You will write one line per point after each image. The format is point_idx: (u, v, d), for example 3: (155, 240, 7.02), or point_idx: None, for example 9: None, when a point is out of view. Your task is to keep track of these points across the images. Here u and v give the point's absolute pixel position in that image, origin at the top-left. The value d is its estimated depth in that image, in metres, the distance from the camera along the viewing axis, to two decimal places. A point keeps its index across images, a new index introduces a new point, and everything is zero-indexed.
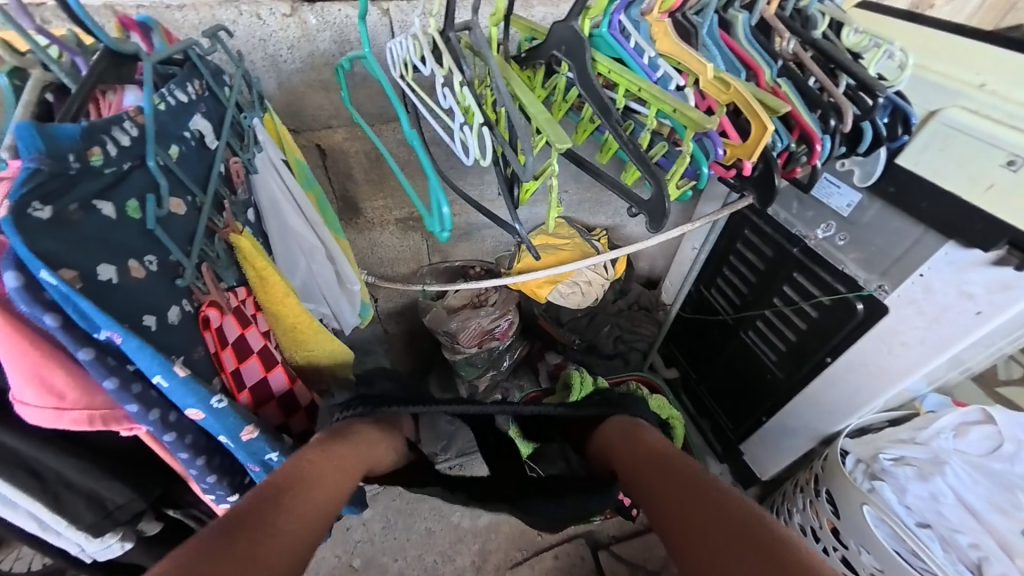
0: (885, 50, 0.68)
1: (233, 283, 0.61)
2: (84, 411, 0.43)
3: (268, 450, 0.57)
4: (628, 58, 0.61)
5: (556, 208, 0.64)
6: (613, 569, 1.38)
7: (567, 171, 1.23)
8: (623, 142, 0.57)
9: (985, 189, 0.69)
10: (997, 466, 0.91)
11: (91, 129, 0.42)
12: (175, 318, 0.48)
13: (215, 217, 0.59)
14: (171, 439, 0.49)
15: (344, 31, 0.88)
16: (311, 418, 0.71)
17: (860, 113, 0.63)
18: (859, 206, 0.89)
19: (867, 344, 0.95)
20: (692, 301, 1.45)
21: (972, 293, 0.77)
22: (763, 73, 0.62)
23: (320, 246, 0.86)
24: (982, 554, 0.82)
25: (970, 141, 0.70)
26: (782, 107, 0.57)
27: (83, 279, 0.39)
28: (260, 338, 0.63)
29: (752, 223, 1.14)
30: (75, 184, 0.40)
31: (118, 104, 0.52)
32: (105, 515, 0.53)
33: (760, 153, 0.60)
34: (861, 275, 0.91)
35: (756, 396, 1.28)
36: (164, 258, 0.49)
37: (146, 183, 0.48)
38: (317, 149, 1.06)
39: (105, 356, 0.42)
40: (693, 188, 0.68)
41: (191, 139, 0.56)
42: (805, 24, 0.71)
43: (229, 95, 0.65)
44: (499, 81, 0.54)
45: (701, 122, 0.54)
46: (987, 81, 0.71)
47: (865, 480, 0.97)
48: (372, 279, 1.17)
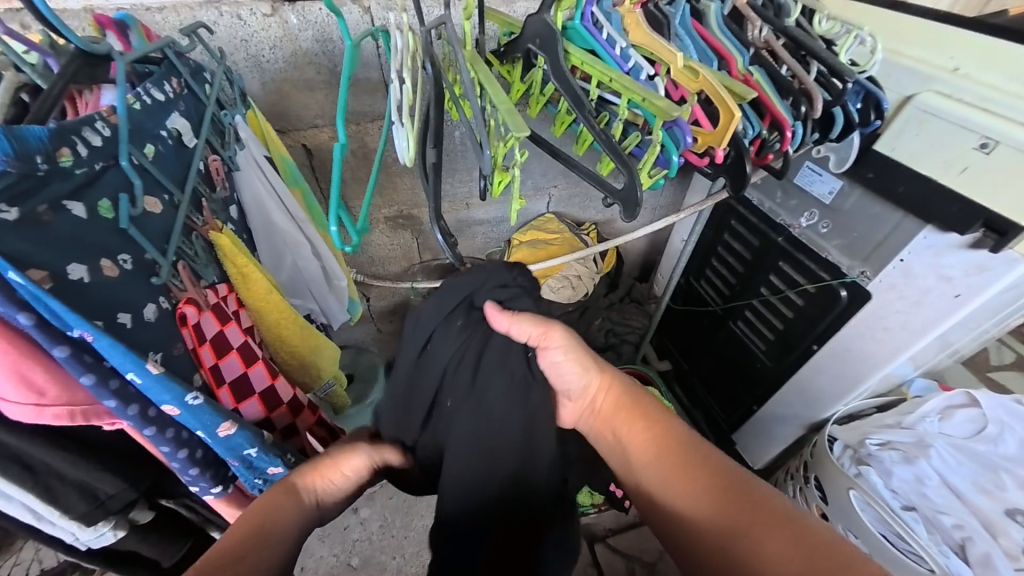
0: (855, 36, 0.69)
1: (213, 280, 0.61)
2: (65, 406, 0.44)
3: (247, 447, 0.58)
4: (601, 49, 0.61)
5: (520, 201, 0.62)
6: (610, 561, 1.39)
7: (554, 166, 1.23)
8: (596, 133, 0.57)
9: (960, 172, 0.70)
10: (981, 447, 0.92)
11: (61, 130, 0.42)
12: (151, 315, 0.49)
13: (194, 215, 0.59)
14: (152, 433, 0.50)
15: (326, 30, 0.89)
16: (294, 412, 0.70)
17: (830, 97, 0.65)
18: (841, 192, 0.90)
19: (852, 330, 0.95)
20: (682, 292, 1.46)
21: (951, 277, 0.78)
22: (735, 62, 0.63)
23: (306, 243, 0.86)
24: (966, 535, 0.82)
25: (944, 125, 0.71)
26: (749, 93, 0.58)
27: (53, 279, 0.40)
28: (241, 334, 0.62)
29: (738, 213, 1.14)
30: (45, 184, 0.40)
31: (95, 103, 0.53)
32: (96, 505, 0.54)
33: (731, 139, 0.61)
34: (844, 261, 0.92)
35: (747, 385, 1.28)
36: (139, 256, 0.49)
37: (120, 182, 0.48)
38: (303, 148, 1.06)
39: (81, 353, 0.43)
40: (665, 177, 0.68)
41: (168, 137, 0.56)
42: (777, 13, 0.71)
43: (209, 93, 0.66)
44: (465, 76, 0.54)
45: (669, 111, 0.55)
46: (960, 65, 0.72)
47: (851, 466, 0.97)
48: (361, 278, 1.16)
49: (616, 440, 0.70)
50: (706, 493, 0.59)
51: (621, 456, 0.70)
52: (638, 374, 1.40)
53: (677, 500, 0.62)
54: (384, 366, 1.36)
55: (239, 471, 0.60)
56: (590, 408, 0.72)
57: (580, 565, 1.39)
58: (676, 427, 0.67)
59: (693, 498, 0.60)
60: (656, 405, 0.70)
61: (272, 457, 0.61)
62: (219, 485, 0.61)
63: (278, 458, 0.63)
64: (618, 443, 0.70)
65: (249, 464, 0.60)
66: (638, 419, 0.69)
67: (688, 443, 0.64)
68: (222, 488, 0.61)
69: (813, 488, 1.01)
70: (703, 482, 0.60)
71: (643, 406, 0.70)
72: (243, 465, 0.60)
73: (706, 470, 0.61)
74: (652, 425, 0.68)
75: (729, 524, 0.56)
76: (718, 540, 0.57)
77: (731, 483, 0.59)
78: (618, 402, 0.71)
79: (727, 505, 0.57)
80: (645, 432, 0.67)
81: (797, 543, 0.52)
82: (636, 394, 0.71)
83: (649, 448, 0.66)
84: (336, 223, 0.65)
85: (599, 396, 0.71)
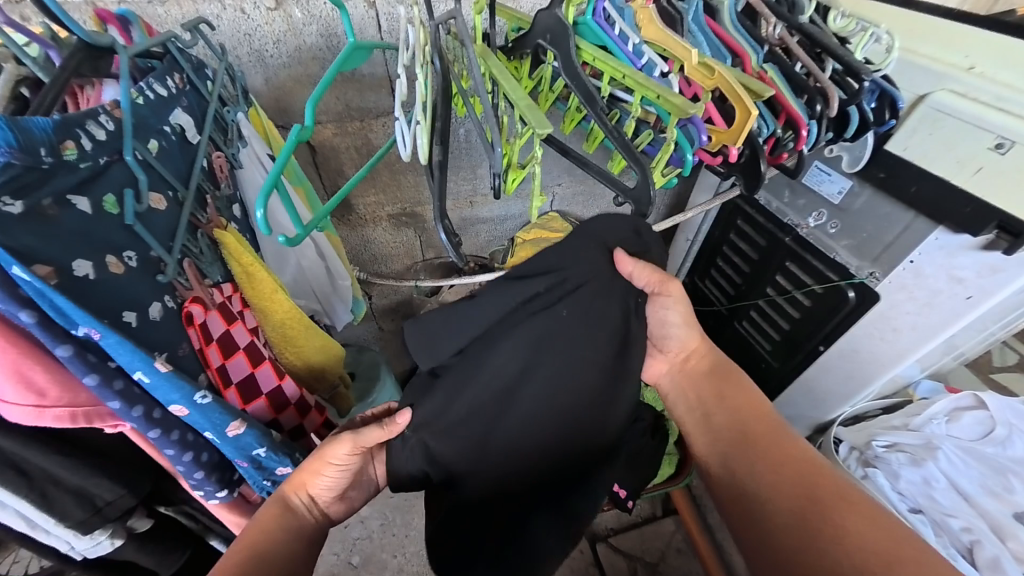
0: (872, 33, 0.68)
1: (217, 279, 0.60)
2: (66, 408, 0.43)
3: (257, 446, 0.57)
4: (613, 46, 0.60)
5: (540, 199, 0.62)
6: (611, 561, 1.39)
7: (559, 165, 1.22)
8: (608, 130, 0.56)
9: (974, 172, 0.69)
10: (988, 449, 0.92)
11: (64, 122, 0.41)
12: (157, 314, 0.48)
13: (198, 212, 0.58)
14: (156, 435, 0.49)
15: (330, 24, 0.87)
16: (302, 412, 0.71)
17: (846, 97, 0.64)
18: (850, 193, 0.89)
19: (860, 331, 0.95)
20: (686, 292, 1.45)
21: (962, 277, 0.77)
22: (749, 59, 0.62)
23: (308, 240, 0.87)
24: (974, 538, 0.82)
25: (959, 125, 0.70)
26: (767, 91, 0.58)
27: (59, 275, 0.39)
28: (247, 334, 0.61)
29: (744, 212, 1.13)
30: (49, 178, 0.40)
31: (96, 98, 0.52)
32: (93, 512, 0.53)
33: (746, 138, 0.60)
34: (853, 262, 0.91)
35: (752, 385, 1.26)
36: (145, 254, 0.48)
37: (125, 178, 0.47)
38: (306, 145, 1.05)
39: (85, 352, 0.42)
40: (679, 176, 0.67)
41: (172, 133, 0.55)
42: (792, 9, 0.70)
43: (212, 89, 0.65)
44: (474, 69, 0.53)
45: (685, 109, 0.54)
46: (975, 64, 0.71)
47: (858, 468, 0.96)
48: (364, 276, 1.15)
49: (696, 401, 0.79)
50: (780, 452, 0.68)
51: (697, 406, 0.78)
52: None
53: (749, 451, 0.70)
54: (386, 365, 1.34)
55: (247, 472, 0.60)
56: (679, 364, 0.82)
57: (581, 565, 1.38)
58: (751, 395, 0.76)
59: (766, 453, 0.69)
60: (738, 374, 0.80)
61: (281, 456, 0.61)
62: (225, 489, 0.60)
63: (286, 458, 0.63)
64: (699, 405, 0.78)
65: (258, 464, 0.60)
66: (726, 392, 0.77)
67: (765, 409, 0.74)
68: (228, 491, 0.60)
69: None
70: (778, 444, 0.69)
71: (734, 383, 0.77)
72: (253, 465, 0.60)
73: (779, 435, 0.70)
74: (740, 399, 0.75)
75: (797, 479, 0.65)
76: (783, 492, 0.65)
77: (809, 457, 0.67)
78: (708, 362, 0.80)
79: (805, 473, 0.65)
80: (728, 391, 0.77)
81: (867, 521, 0.59)
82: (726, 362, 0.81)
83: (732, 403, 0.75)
84: (263, 207, 0.53)
85: (693, 357, 0.80)
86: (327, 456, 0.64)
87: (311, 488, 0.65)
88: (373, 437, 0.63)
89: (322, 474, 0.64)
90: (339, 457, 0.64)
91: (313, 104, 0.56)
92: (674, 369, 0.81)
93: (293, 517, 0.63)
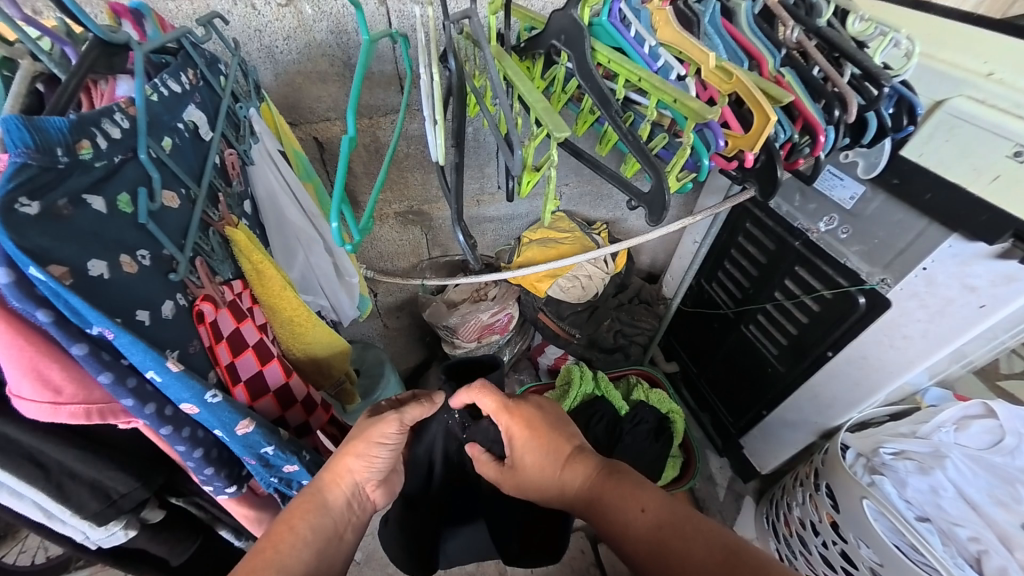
0: (891, 38, 0.67)
1: (228, 276, 0.60)
2: (81, 405, 0.43)
3: (264, 445, 0.57)
4: (628, 47, 0.60)
5: (553, 202, 0.62)
6: (613, 562, 1.39)
7: (567, 164, 1.21)
8: (623, 133, 0.55)
9: (991, 180, 0.68)
10: (997, 459, 0.91)
11: (79, 122, 0.41)
12: (169, 312, 0.48)
13: (210, 210, 0.58)
14: (168, 432, 0.49)
15: (341, 21, 0.87)
16: (309, 411, 0.71)
17: (864, 103, 0.64)
18: (863, 198, 0.88)
19: (869, 336, 0.94)
20: (692, 294, 1.45)
21: (976, 286, 0.76)
22: (766, 62, 0.62)
23: (318, 239, 0.86)
24: (982, 548, 0.81)
25: (977, 132, 0.69)
26: (785, 97, 0.57)
27: (73, 275, 0.39)
28: (256, 331, 0.61)
29: (753, 216, 1.13)
30: (65, 178, 0.39)
31: (109, 94, 0.52)
32: (108, 505, 0.53)
33: (762, 144, 0.60)
34: (864, 268, 0.91)
35: (758, 390, 1.27)
36: (157, 252, 0.48)
37: (138, 176, 0.47)
38: (315, 142, 1.04)
39: (99, 351, 0.42)
40: (693, 180, 0.67)
41: (185, 130, 0.55)
42: (809, 12, 0.70)
43: (224, 85, 0.64)
44: (495, 74, 0.52)
45: (702, 113, 0.54)
46: (995, 70, 0.69)
47: (864, 475, 0.96)
48: (371, 274, 1.14)
49: (599, 513, 0.69)
50: (685, 543, 0.59)
51: (597, 526, 0.70)
52: (646, 376, 1.43)
53: (652, 560, 0.61)
54: (390, 362, 1.35)
55: (255, 469, 0.60)
56: (557, 481, 0.74)
57: (583, 565, 1.38)
58: (641, 482, 0.69)
59: (673, 554, 0.59)
60: (616, 466, 0.72)
61: (288, 455, 0.61)
62: (235, 484, 0.60)
63: (294, 456, 0.62)
64: (602, 519, 0.68)
65: (266, 461, 0.59)
66: (625, 495, 0.67)
67: (656, 494, 0.66)
68: (236, 487, 0.61)
69: (824, 496, 1.00)
70: (679, 530, 0.61)
71: (625, 485, 0.68)
72: (261, 462, 0.59)
73: (681, 521, 0.62)
74: (637, 502, 0.66)
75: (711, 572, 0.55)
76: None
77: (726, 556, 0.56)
78: (580, 474, 0.73)
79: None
80: (612, 495, 0.68)
81: None
82: (598, 465, 0.73)
83: (618, 511, 0.66)
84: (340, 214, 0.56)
85: (569, 471, 0.73)
86: (374, 438, 0.66)
87: (353, 475, 0.66)
88: (415, 414, 0.69)
89: (368, 457, 0.66)
90: (386, 437, 0.67)
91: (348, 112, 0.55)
92: (569, 507, 0.75)
93: (330, 511, 0.64)
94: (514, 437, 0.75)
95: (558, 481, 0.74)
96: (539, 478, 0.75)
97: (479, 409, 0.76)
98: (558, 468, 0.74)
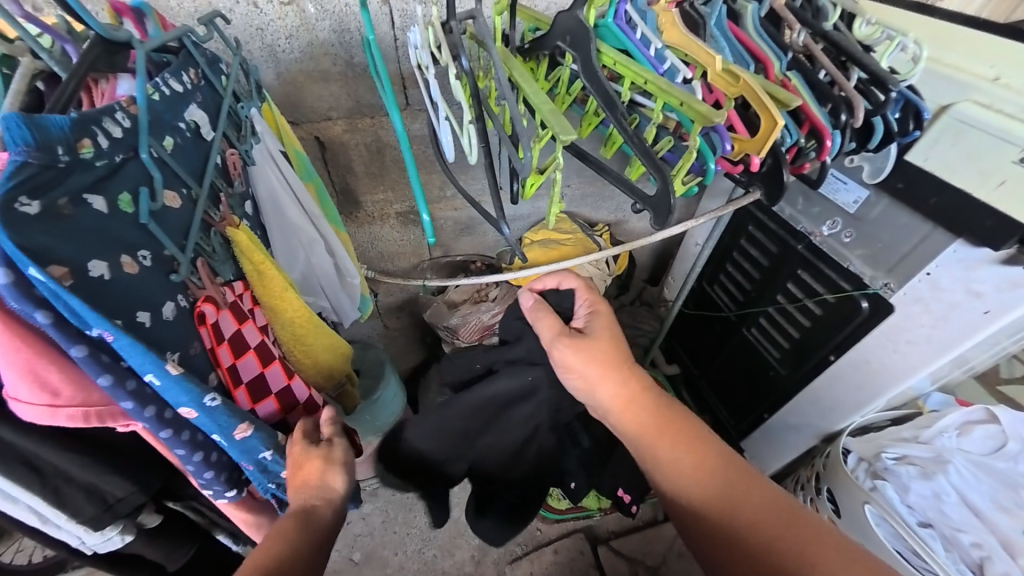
0: (898, 42, 0.67)
1: (229, 277, 0.60)
2: (80, 407, 0.43)
3: (262, 450, 0.56)
4: (635, 49, 0.59)
5: (558, 204, 0.62)
6: (612, 565, 1.38)
7: (569, 165, 1.21)
8: (628, 136, 0.55)
9: (997, 185, 0.67)
10: (1000, 465, 0.91)
11: (81, 120, 0.40)
12: (170, 314, 0.48)
13: (212, 210, 0.58)
14: (167, 435, 0.48)
15: (344, 20, 0.86)
16: (310, 413, 0.70)
17: (871, 107, 0.63)
18: (866, 202, 0.88)
19: (871, 341, 0.94)
20: (693, 296, 1.45)
21: (981, 292, 0.76)
22: (773, 66, 0.62)
23: (319, 239, 0.85)
24: (985, 554, 0.81)
25: (984, 137, 0.68)
26: (793, 101, 0.57)
27: (74, 276, 0.38)
28: (258, 333, 0.61)
29: (756, 218, 1.12)
30: (65, 176, 0.39)
31: (110, 92, 0.52)
32: (104, 509, 0.53)
33: (770, 148, 0.59)
34: (868, 272, 0.90)
35: (760, 392, 1.27)
36: (158, 252, 0.48)
37: (139, 175, 0.47)
38: (316, 141, 1.04)
39: (99, 353, 0.42)
40: (699, 184, 0.67)
41: (186, 130, 0.55)
42: (815, 15, 0.70)
43: (226, 84, 0.64)
44: (501, 75, 0.53)
45: (710, 116, 0.53)
46: (1001, 74, 0.69)
47: (867, 479, 0.96)
48: (372, 274, 1.14)
49: (650, 436, 0.68)
50: (741, 495, 0.61)
51: (641, 449, 0.69)
52: (646, 378, 1.40)
53: (697, 498, 0.63)
54: (391, 363, 1.35)
55: (253, 474, 0.59)
56: (621, 384, 0.71)
57: (582, 567, 1.38)
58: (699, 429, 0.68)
59: (730, 491, 0.61)
60: (675, 406, 0.71)
61: (287, 459, 0.60)
62: (234, 488, 0.59)
63: None
64: (654, 445, 0.67)
65: (263, 467, 0.59)
66: (688, 437, 0.67)
67: (715, 446, 0.66)
68: (236, 491, 0.60)
69: (825, 500, 1.00)
70: (735, 483, 0.62)
71: (689, 426, 0.68)
72: (258, 469, 0.58)
73: (740, 475, 0.63)
74: (699, 443, 0.66)
75: (765, 528, 0.58)
76: (746, 545, 0.58)
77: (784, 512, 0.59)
78: (644, 409, 0.70)
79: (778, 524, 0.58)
80: (673, 430, 0.67)
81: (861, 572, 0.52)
82: (663, 403, 0.71)
83: (673, 451, 0.66)
84: (427, 211, 0.74)
85: (633, 384, 0.72)
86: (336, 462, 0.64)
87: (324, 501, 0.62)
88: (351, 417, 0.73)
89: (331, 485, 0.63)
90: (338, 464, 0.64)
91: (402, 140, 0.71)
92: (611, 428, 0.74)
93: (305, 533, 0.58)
94: (597, 311, 0.78)
95: (618, 385, 0.71)
96: (598, 368, 0.72)
97: (566, 283, 0.80)
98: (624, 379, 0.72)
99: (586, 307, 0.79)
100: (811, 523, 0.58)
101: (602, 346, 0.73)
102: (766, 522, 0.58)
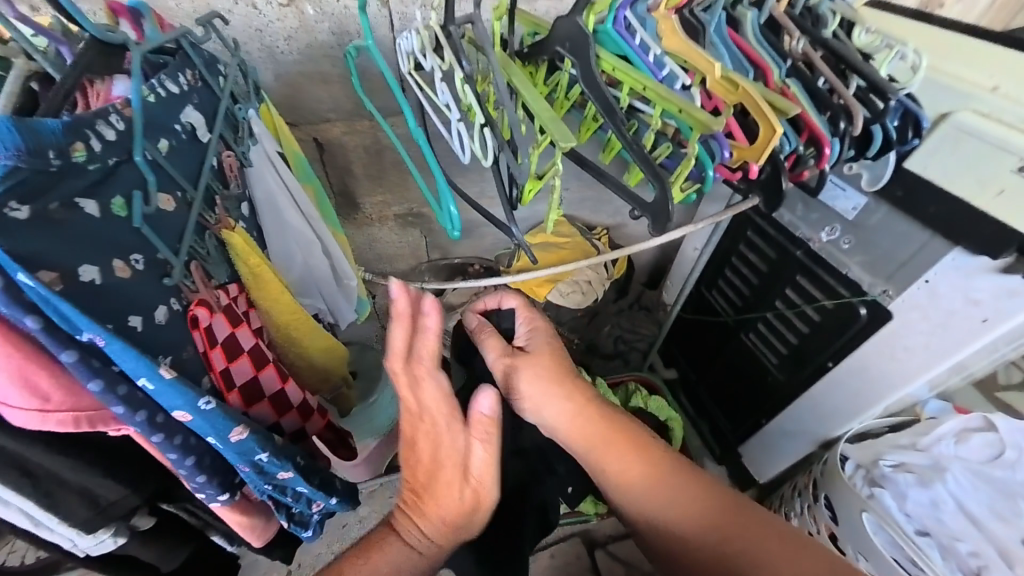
0: (897, 51, 0.67)
1: (224, 279, 0.59)
2: (70, 413, 0.42)
3: (257, 452, 0.55)
4: (634, 55, 0.60)
5: (557, 210, 0.62)
6: (609, 569, 1.37)
7: (569, 169, 1.20)
8: (626, 141, 0.55)
9: (996, 194, 0.67)
10: (1000, 473, 0.90)
11: (74, 123, 0.40)
12: (163, 318, 0.47)
13: (207, 213, 0.58)
14: (159, 440, 0.48)
15: (343, 22, 0.86)
16: (304, 416, 0.69)
17: (870, 115, 0.63)
18: (865, 209, 0.87)
19: (869, 349, 0.94)
20: (692, 301, 1.43)
21: (979, 300, 0.76)
22: (772, 73, 0.61)
23: (316, 242, 0.84)
24: (981, 563, 0.82)
25: (982, 147, 0.68)
26: (792, 109, 0.56)
27: (64, 280, 0.38)
28: (251, 337, 0.59)
29: (755, 224, 1.12)
30: (58, 181, 0.39)
31: (106, 94, 0.49)
32: (97, 512, 0.52)
33: (768, 156, 0.59)
34: (866, 279, 0.90)
35: (758, 398, 1.26)
36: (152, 256, 0.47)
37: (134, 179, 0.46)
38: (315, 143, 1.04)
39: (89, 358, 0.41)
40: (697, 192, 0.66)
41: (183, 132, 0.54)
42: (815, 23, 0.70)
43: (224, 86, 0.63)
44: (499, 80, 0.53)
45: (709, 124, 0.54)
46: (1000, 84, 0.68)
47: (864, 486, 0.95)
48: (371, 276, 1.13)
49: (600, 453, 0.67)
50: (688, 498, 0.63)
51: (591, 465, 0.68)
52: (645, 383, 1.41)
53: (648, 507, 0.65)
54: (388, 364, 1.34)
55: (247, 477, 0.59)
56: (564, 400, 0.68)
57: (579, 571, 1.37)
58: (644, 436, 0.67)
59: (677, 497, 0.64)
60: (620, 416, 0.69)
61: (283, 461, 0.59)
62: (227, 492, 0.59)
63: (289, 462, 0.60)
64: (604, 462, 0.67)
65: (259, 468, 0.58)
66: (635, 449, 0.66)
67: (661, 453, 0.66)
68: (229, 494, 0.59)
69: (822, 507, 1.00)
70: (682, 486, 0.64)
71: (636, 436, 0.67)
72: (254, 469, 0.58)
73: (686, 479, 0.64)
74: (645, 454, 0.66)
75: (712, 526, 0.62)
76: (699, 549, 0.62)
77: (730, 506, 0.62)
78: (589, 424, 0.68)
79: (726, 520, 0.62)
80: (620, 445, 0.66)
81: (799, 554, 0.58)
82: (604, 412, 0.68)
83: (622, 466, 0.66)
84: (454, 203, 0.68)
85: (574, 401, 0.68)
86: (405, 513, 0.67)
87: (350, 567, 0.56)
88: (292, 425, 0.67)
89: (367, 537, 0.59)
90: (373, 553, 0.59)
91: (418, 139, 0.64)
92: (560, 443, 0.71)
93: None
94: (536, 329, 0.74)
95: (558, 400, 0.68)
96: (540, 387, 0.69)
97: (507, 302, 0.76)
98: (564, 395, 0.68)
99: (526, 326, 0.74)
100: (753, 512, 0.62)
101: (542, 362, 0.70)
102: (714, 522, 0.62)
